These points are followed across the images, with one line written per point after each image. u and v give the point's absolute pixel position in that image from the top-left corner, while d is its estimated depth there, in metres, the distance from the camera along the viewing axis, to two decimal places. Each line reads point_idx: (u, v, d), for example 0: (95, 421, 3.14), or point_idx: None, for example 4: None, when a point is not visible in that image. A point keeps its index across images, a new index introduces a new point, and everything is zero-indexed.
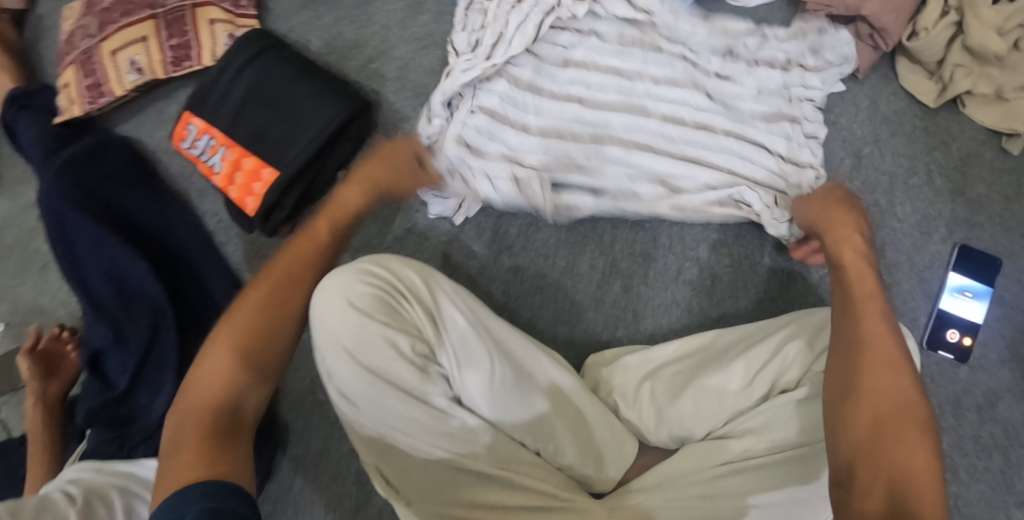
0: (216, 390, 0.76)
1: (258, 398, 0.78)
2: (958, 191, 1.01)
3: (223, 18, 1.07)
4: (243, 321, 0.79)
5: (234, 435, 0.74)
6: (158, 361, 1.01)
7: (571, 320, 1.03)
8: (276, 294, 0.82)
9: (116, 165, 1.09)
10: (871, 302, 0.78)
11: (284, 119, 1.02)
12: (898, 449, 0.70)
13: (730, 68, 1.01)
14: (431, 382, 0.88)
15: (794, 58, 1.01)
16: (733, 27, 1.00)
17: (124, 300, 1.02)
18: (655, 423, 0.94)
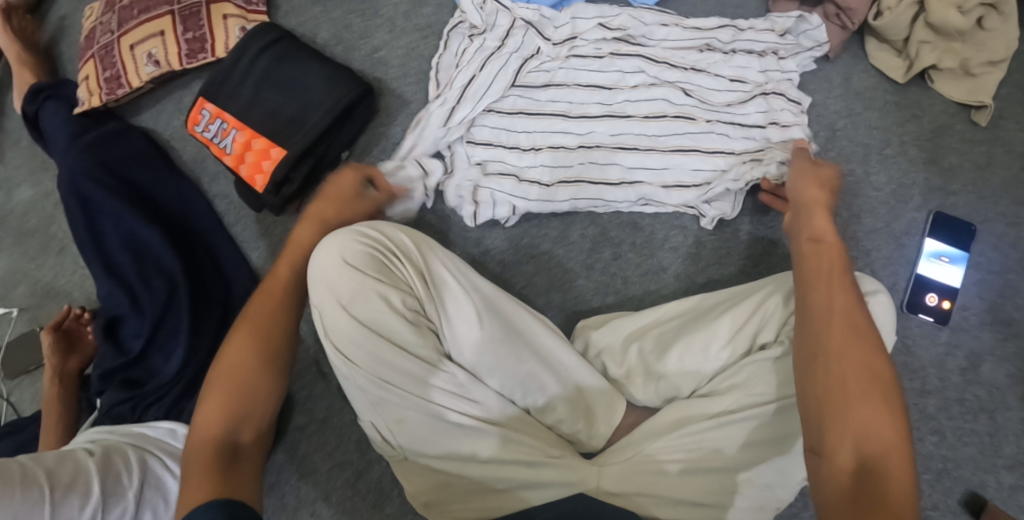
0: (213, 425, 0.81)
1: (252, 428, 0.84)
2: (931, 160, 1.06)
3: (235, 14, 1.16)
4: (233, 362, 0.85)
5: (239, 461, 0.80)
6: (170, 327, 1.06)
7: (563, 287, 1.07)
8: (262, 328, 0.88)
9: (137, 149, 1.17)
10: (835, 271, 0.82)
11: (294, 101, 1.10)
12: (862, 411, 0.73)
13: (707, 61, 1.07)
14: (422, 337, 0.92)
15: (769, 46, 1.07)
16: (705, 24, 1.07)
17: (141, 268, 1.07)
18: (643, 380, 0.97)
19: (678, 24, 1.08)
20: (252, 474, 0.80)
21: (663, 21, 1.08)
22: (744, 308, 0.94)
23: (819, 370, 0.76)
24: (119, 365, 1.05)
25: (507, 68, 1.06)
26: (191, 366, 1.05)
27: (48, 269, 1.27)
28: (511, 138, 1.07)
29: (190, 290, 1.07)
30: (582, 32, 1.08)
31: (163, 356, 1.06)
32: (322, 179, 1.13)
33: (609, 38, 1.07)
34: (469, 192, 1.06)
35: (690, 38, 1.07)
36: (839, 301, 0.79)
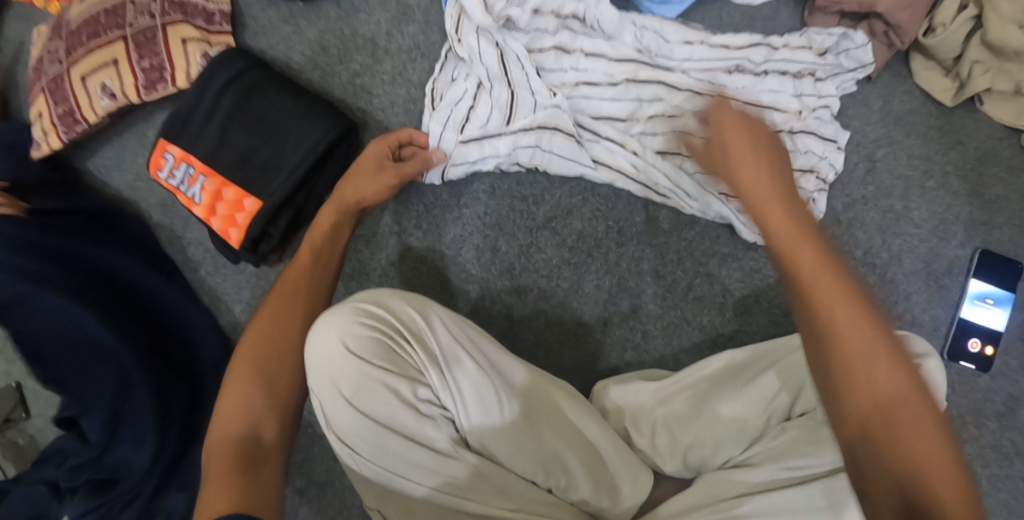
0: (234, 423, 0.79)
1: (275, 426, 0.80)
2: (976, 193, 0.97)
3: (196, 38, 1.01)
4: (250, 351, 0.83)
5: (254, 496, 0.73)
6: (133, 414, 0.93)
7: (577, 342, 0.99)
8: (257, 375, 0.82)
9: (61, 211, 1.00)
10: (805, 252, 0.64)
11: (269, 143, 0.97)
12: (910, 429, 0.59)
13: (737, 83, 0.95)
14: (437, 427, 0.84)
15: (805, 66, 0.95)
16: (735, 41, 0.95)
17: (77, 360, 0.92)
18: (670, 451, 0.91)
19: (703, 41, 0.96)
20: (275, 477, 0.76)
21: (687, 38, 0.96)
22: (776, 375, 0.88)
23: (840, 390, 0.62)
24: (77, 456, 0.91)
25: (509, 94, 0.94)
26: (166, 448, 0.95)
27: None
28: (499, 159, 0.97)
29: (142, 364, 0.94)
30: (590, 56, 0.96)
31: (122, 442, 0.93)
32: (305, 226, 1.01)
33: (624, 62, 0.96)
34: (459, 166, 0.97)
35: (718, 58, 0.95)
36: (838, 298, 0.62)
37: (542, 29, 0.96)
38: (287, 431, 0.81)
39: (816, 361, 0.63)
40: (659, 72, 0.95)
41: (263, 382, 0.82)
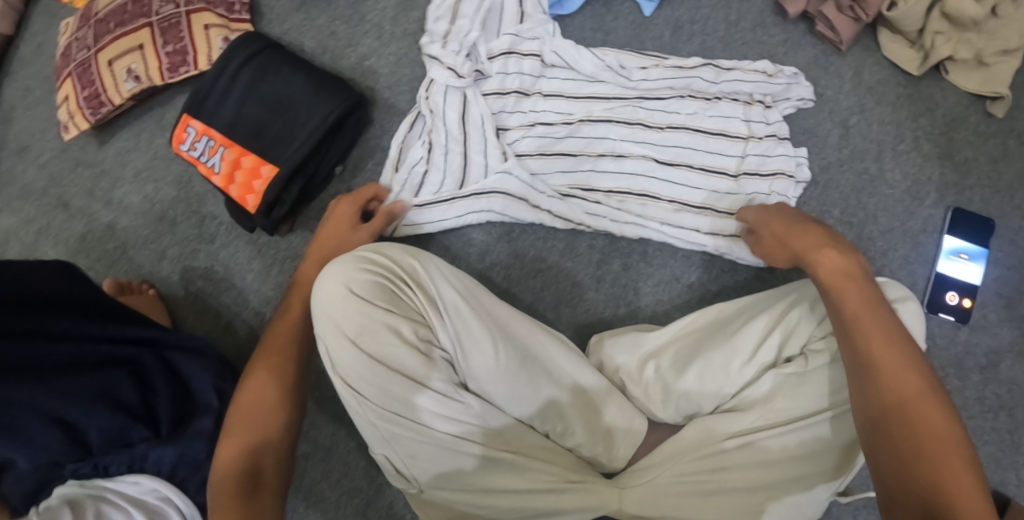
0: (233, 462, 0.83)
1: (272, 462, 0.85)
2: (946, 155, 1.03)
3: (217, 24, 1.09)
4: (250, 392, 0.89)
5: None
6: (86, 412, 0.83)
7: (573, 301, 1.03)
8: (252, 418, 0.87)
9: None
10: (865, 317, 0.78)
11: (283, 116, 1.04)
12: (925, 419, 0.72)
13: (687, 109, 1.02)
14: (436, 368, 0.88)
15: (755, 87, 1.02)
16: (686, 63, 1.03)
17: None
18: (662, 398, 0.95)
19: (657, 65, 1.03)
20: (271, 506, 0.82)
21: (642, 64, 1.03)
22: (766, 320, 0.91)
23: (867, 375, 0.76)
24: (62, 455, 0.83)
25: (465, 156, 1.02)
26: (160, 423, 0.88)
27: (76, 231, 1.16)
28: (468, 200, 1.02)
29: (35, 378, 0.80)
30: (549, 96, 1.04)
31: (96, 432, 0.83)
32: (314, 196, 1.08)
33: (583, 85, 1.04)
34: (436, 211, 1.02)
35: (671, 77, 1.02)
36: (879, 336, 0.76)
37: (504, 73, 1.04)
38: (282, 467, 0.86)
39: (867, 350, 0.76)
40: (615, 104, 1.03)
41: (252, 425, 0.86)
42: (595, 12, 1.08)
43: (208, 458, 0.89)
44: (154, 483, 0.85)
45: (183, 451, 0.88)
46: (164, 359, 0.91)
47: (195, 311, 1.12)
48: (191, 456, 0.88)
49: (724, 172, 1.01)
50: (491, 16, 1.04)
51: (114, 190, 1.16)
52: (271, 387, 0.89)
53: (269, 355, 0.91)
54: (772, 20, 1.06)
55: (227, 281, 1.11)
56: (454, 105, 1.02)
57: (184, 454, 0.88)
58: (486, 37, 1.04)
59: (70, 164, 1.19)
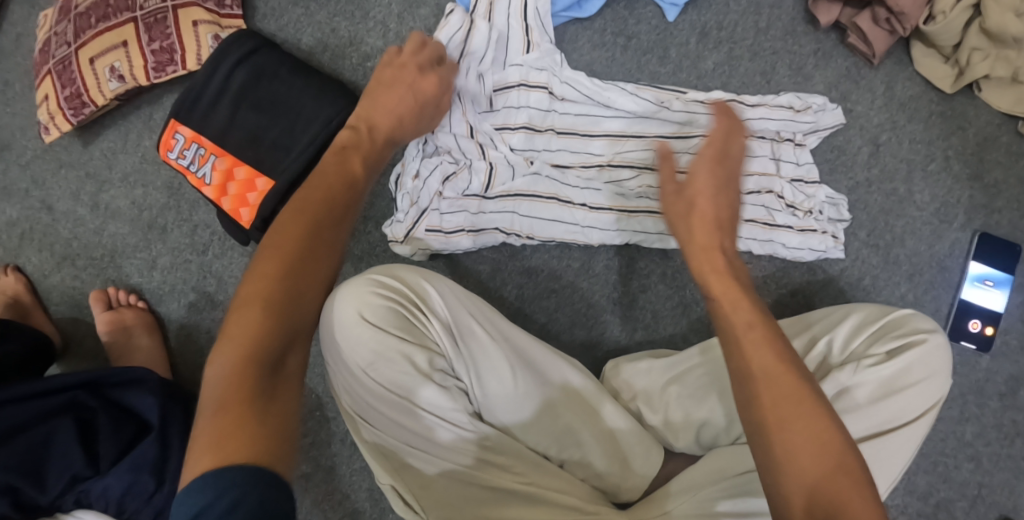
0: None
1: None
2: (975, 176, 0.99)
3: (207, 20, 1.01)
4: None
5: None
6: (98, 435, 0.88)
7: (588, 322, 0.99)
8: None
9: None
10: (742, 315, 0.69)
11: (277, 123, 0.97)
12: (800, 433, 0.63)
13: None
14: (451, 397, 0.84)
15: (783, 123, 0.96)
16: (707, 97, 0.97)
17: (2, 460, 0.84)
18: (683, 427, 0.91)
19: (678, 97, 0.97)
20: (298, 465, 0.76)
21: (661, 97, 0.97)
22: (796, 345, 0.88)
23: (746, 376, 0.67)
24: (24, 494, 0.84)
25: (485, 175, 0.95)
26: (102, 460, 0.87)
27: (62, 238, 1.11)
28: (491, 220, 0.96)
29: (71, 401, 0.89)
30: (561, 133, 0.97)
31: (61, 474, 0.86)
32: None
33: (599, 118, 0.97)
34: (463, 234, 0.96)
35: (694, 114, 0.96)
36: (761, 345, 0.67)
37: (513, 106, 0.96)
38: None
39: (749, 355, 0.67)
40: (635, 145, 0.96)
41: None
42: (616, 14, 1.01)
43: (157, 490, 0.86)
44: (98, 519, 0.87)
45: (130, 484, 0.86)
46: (111, 399, 0.91)
47: (189, 324, 1.07)
48: (138, 488, 0.86)
49: (754, 220, 0.95)
50: (499, 46, 0.96)
51: (101, 194, 1.10)
52: None
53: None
54: (803, 29, 1.00)
55: (222, 292, 1.06)
56: (463, 144, 0.95)
57: (131, 486, 0.86)
58: (491, 68, 0.95)
59: (53, 165, 1.12)
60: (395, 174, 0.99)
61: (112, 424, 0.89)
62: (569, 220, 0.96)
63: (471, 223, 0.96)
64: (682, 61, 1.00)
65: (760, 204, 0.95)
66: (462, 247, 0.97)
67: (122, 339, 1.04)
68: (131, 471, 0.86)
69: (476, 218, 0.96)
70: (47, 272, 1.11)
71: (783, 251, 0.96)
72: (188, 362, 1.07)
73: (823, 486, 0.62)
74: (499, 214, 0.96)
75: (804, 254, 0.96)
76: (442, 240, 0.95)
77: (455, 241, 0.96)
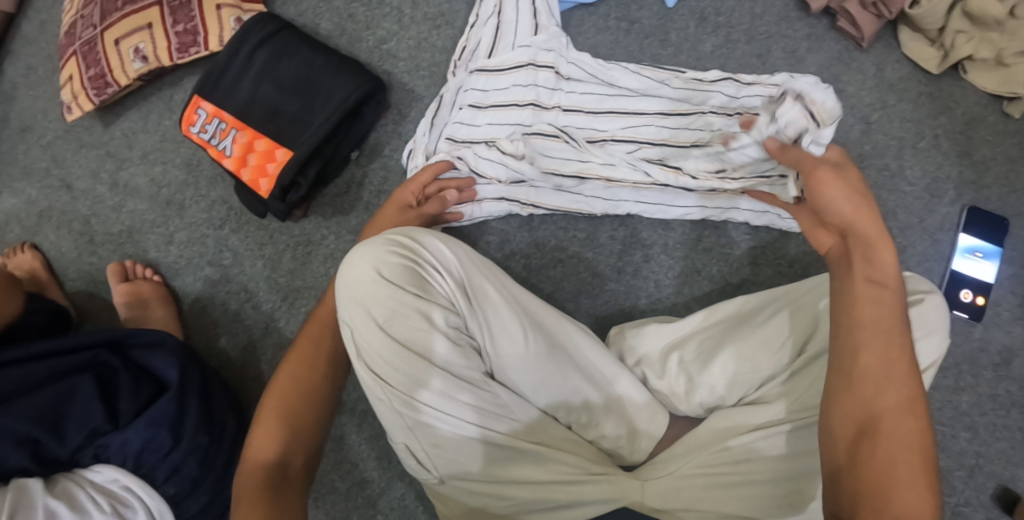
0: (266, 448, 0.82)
1: (301, 454, 0.84)
2: (963, 153, 1.04)
3: (229, 3, 1.06)
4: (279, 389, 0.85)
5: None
6: (117, 390, 0.92)
7: (593, 291, 1.02)
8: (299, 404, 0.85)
9: None
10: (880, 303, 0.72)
11: (297, 99, 1.01)
12: (892, 433, 0.67)
13: (712, 125, 0.98)
14: (464, 356, 0.85)
15: None
16: (707, 75, 1.02)
17: (27, 412, 0.86)
18: (686, 391, 0.94)
19: (679, 76, 1.02)
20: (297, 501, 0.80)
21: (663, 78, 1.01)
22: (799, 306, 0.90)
23: (843, 389, 0.71)
24: (45, 445, 0.87)
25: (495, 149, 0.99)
26: (122, 416, 0.89)
27: (80, 215, 1.14)
28: (498, 191, 1.01)
29: (93, 360, 0.93)
30: (568, 110, 1.01)
31: (81, 426, 0.88)
32: (329, 180, 1.06)
33: (606, 97, 1.02)
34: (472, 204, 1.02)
35: (695, 92, 1.00)
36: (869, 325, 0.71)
37: (521, 84, 1.01)
38: (309, 464, 0.85)
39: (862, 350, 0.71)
40: (638, 122, 1.00)
41: (290, 409, 0.85)
42: (619, 1, 1.06)
43: (174, 445, 0.90)
44: (116, 473, 0.87)
45: (149, 438, 0.89)
46: (130, 359, 0.95)
47: (204, 297, 1.10)
48: (156, 444, 0.89)
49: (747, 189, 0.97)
50: (508, 28, 1.01)
51: (120, 173, 1.14)
52: (307, 373, 0.87)
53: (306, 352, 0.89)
54: (796, 15, 1.05)
55: (237, 266, 1.09)
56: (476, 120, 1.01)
57: (150, 441, 0.89)
58: (501, 50, 1.01)
59: (73, 145, 1.16)
60: (410, 147, 1.05)
61: (130, 380, 0.92)
62: (575, 191, 1.00)
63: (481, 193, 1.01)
64: (682, 45, 1.05)
65: None
66: (469, 217, 1.02)
67: (137, 310, 1.06)
68: (149, 428, 0.89)
69: (485, 190, 1.01)
70: (64, 249, 1.14)
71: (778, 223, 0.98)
72: (202, 332, 1.10)
73: (883, 475, 0.66)
74: (508, 187, 1.01)
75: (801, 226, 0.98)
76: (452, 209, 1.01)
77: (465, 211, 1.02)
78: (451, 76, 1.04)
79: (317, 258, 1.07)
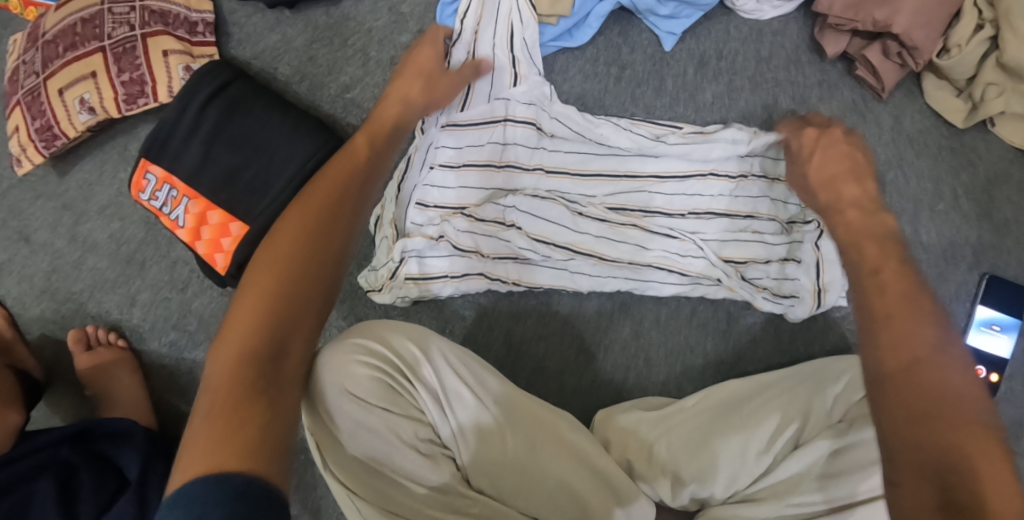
0: (248, 329, 0.60)
1: (300, 340, 0.62)
2: (985, 214, 0.94)
3: (178, 50, 0.96)
4: (255, 305, 0.61)
5: (290, 339, 0.61)
6: (75, 487, 0.88)
7: (578, 369, 0.96)
8: (272, 302, 0.61)
9: None
10: (906, 321, 0.62)
11: (256, 163, 0.92)
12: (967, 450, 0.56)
13: (709, 192, 0.92)
14: (437, 467, 0.81)
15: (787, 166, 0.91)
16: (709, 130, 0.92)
17: None
18: (674, 482, 0.86)
19: (678, 132, 0.92)
20: (285, 428, 0.59)
21: (658, 133, 0.92)
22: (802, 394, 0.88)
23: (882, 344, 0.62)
24: None
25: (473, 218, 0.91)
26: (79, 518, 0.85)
27: (41, 270, 1.06)
28: (476, 266, 0.92)
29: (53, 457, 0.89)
30: (552, 172, 0.93)
31: None
32: None
33: (595, 156, 0.93)
34: (447, 279, 0.92)
35: (692, 153, 0.92)
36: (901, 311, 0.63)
37: (497, 141, 0.92)
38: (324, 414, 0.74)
39: (873, 318, 0.64)
40: (627, 187, 0.93)
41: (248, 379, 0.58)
42: (610, 42, 0.96)
43: None
44: None
45: None
46: (92, 451, 0.91)
47: (170, 363, 1.03)
48: None
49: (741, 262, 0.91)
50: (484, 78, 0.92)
51: (78, 226, 1.06)
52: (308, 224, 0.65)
53: (283, 246, 0.64)
54: (807, 59, 0.95)
55: (203, 332, 1.02)
56: (450, 185, 0.92)
57: None
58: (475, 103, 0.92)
59: (29, 195, 1.07)
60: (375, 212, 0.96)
61: (90, 477, 0.88)
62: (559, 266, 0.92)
63: (456, 267, 0.92)
64: (679, 94, 0.95)
65: (753, 253, 0.91)
66: (443, 293, 0.93)
67: (103, 380, 0.99)
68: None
69: (460, 266, 0.92)
70: (27, 304, 1.05)
71: (777, 306, 0.91)
72: (167, 399, 1.03)
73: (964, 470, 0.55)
74: (486, 262, 0.92)
75: (800, 311, 0.90)
76: (424, 282, 0.92)
77: (437, 285, 0.92)
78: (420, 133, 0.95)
79: None
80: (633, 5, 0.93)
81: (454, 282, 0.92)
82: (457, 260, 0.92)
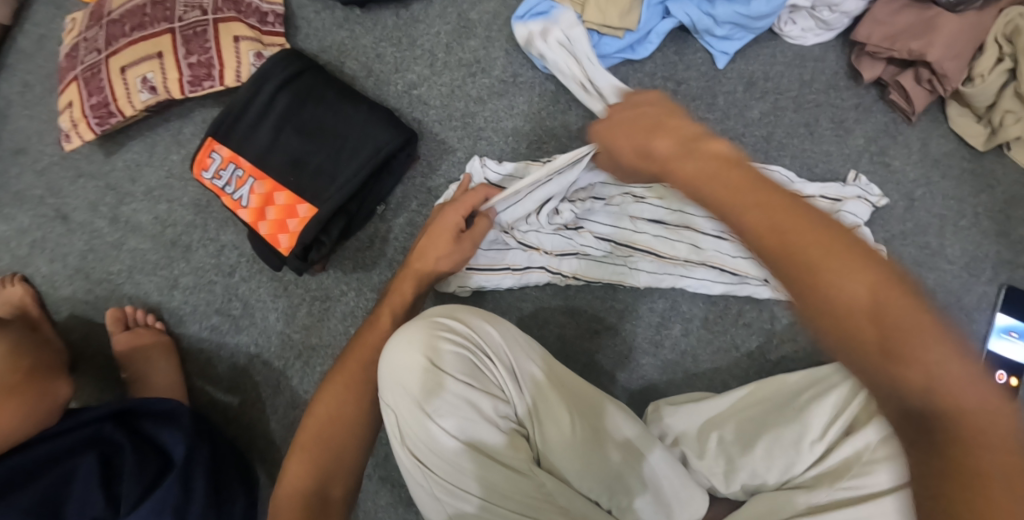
0: (300, 486, 0.78)
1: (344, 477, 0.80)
2: (1004, 232, 1.01)
3: (249, 37, 0.99)
4: (316, 432, 0.81)
5: (331, 486, 0.79)
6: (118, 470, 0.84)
7: (628, 365, 0.99)
8: (323, 442, 0.80)
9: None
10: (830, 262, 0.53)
11: (327, 149, 0.94)
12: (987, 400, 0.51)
13: None
14: (512, 444, 0.81)
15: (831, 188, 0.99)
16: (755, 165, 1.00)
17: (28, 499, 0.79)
18: (727, 474, 0.88)
19: None
20: None
21: None
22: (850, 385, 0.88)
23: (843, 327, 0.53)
24: None
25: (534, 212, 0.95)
26: (123, 501, 0.81)
27: (76, 249, 1.04)
28: (538, 259, 0.97)
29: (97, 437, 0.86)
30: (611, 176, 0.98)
31: (82, 514, 0.80)
32: (353, 233, 0.99)
33: None
34: (510, 272, 0.97)
35: None
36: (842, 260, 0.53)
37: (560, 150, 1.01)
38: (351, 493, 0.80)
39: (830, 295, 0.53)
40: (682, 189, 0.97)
41: None
42: (667, 59, 1.03)
43: None
44: None
45: None
46: (136, 432, 0.88)
47: (210, 349, 1.02)
48: None
49: None
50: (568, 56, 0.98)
51: (121, 208, 1.04)
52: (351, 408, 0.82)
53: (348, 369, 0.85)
54: (845, 84, 1.03)
55: (247, 318, 1.02)
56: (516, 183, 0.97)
57: None
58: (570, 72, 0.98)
59: (70, 174, 1.06)
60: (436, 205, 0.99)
61: (134, 458, 0.85)
62: (617, 262, 0.97)
63: (518, 259, 0.97)
64: (729, 109, 1.02)
65: None
66: (504, 285, 0.98)
67: (139, 362, 0.98)
68: (151, 516, 0.81)
69: (523, 258, 0.97)
70: (58, 284, 1.04)
71: None
72: (205, 386, 1.02)
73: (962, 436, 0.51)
74: (547, 256, 0.97)
75: None
76: (486, 272, 0.96)
77: (499, 278, 0.97)
78: (477, 156, 0.99)
79: (335, 315, 1.01)
80: (692, 25, 0.99)
81: (516, 274, 0.97)
82: (520, 254, 0.97)
